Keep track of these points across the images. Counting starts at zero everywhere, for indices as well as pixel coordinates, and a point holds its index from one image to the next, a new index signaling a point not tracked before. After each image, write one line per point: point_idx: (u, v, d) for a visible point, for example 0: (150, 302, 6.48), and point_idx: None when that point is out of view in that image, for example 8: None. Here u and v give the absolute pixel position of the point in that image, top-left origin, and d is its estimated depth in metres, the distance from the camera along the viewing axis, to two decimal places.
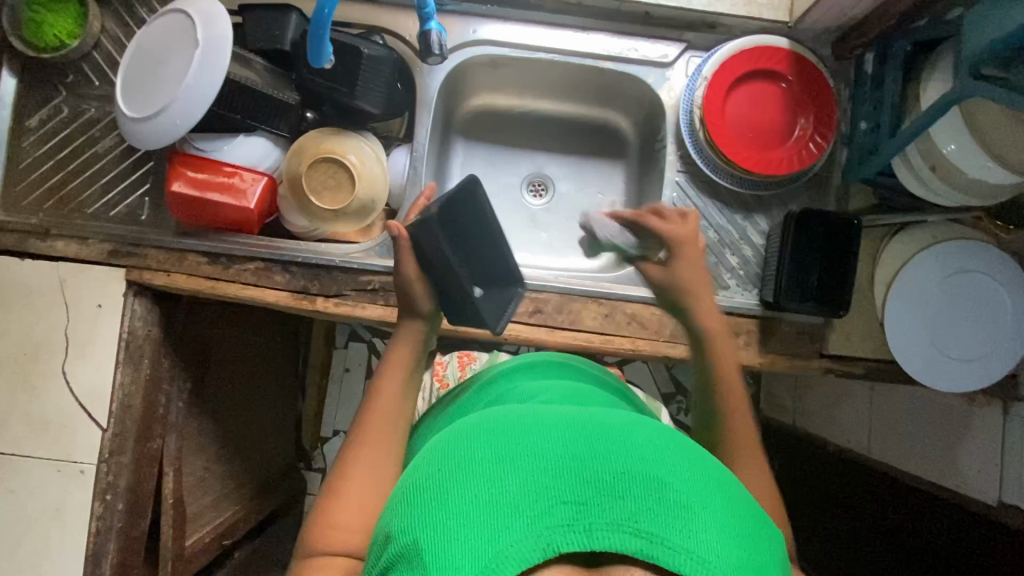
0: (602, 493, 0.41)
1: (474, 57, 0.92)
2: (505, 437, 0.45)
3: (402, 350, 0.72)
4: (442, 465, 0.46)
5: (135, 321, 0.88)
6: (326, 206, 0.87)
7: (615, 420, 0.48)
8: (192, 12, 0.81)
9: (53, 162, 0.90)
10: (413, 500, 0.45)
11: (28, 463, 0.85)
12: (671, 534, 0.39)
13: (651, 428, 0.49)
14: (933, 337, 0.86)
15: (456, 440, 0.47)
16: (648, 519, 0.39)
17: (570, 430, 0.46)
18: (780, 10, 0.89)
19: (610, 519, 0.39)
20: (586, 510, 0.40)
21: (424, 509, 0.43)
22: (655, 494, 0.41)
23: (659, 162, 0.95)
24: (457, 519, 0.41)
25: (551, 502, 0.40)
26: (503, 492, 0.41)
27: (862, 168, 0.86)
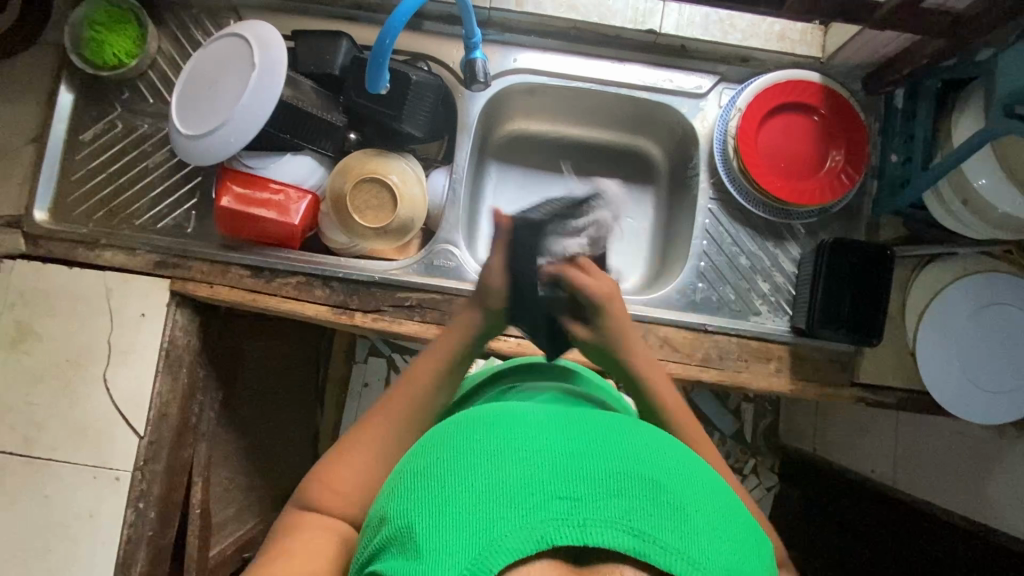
0: (599, 491, 0.41)
1: (513, 85, 0.95)
2: (506, 432, 0.46)
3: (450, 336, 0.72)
4: (441, 456, 0.47)
5: (176, 331, 0.90)
6: (368, 224, 0.90)
7: (612, 424, 0.49)
8: (249, 36, 0.84)
9: (105, 175, 0.93)
10: (411, 489, 0.45)
11: (65, 468, 0.86)
12: (664, 534, 0.39)
13: (648, 434, 0.49)
14: (964, 368, 0.86)
15: (457, 435, 0.48)
16: (641, 518, 0.40)
17: (570, 431, 0.47)
18: (812, 46, 0.93)
19: (605, 516, 0.40)
20: (581, 506, 0.40)
21: (421, 496, 0.44)
22: (649, 496, 0.42)
23: (691, 189, 0.97)
24: (453, 507, 0.41)
25: (547, 496, 0.41)
26: (500, 484, 0.42)
27: (894, 201, 0.88)
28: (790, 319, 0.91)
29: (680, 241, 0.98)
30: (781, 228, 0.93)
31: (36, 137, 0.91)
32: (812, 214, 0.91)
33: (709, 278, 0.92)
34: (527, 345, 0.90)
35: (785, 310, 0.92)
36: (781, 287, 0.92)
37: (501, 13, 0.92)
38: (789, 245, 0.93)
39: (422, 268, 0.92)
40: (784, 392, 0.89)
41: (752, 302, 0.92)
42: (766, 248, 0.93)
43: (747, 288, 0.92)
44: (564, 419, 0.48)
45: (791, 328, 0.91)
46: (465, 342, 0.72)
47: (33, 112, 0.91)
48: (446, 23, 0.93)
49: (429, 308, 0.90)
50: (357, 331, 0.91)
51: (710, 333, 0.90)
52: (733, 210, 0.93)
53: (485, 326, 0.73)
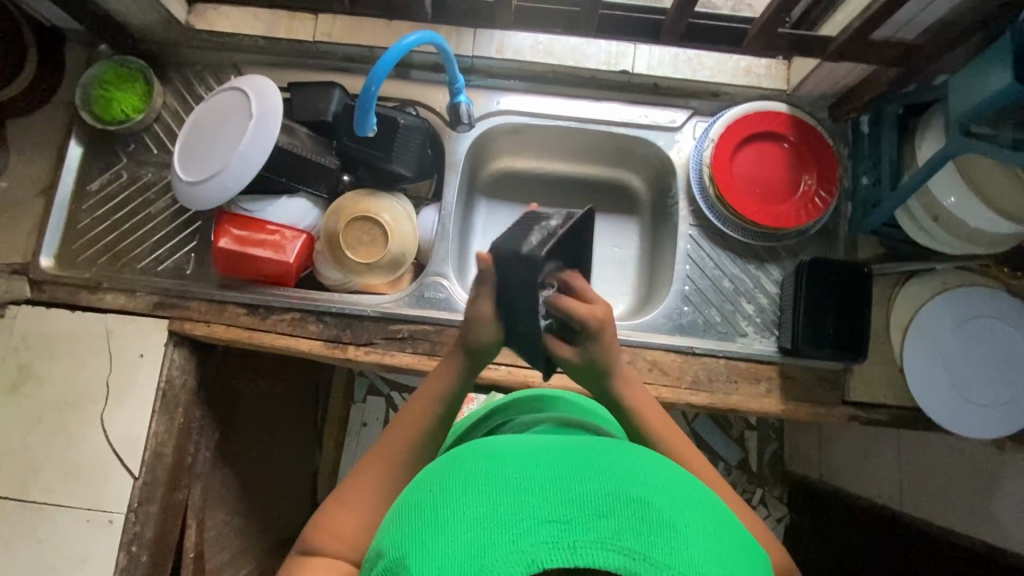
0: (589, 513, 0.41)
1: (497, 125, 1.00)
2: (498, 461, 0.46)
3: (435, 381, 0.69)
4: (436, 487, 0.47)
5: (173, 370, 0.91)
6: (359, 260, 0.93)
7: (604, 446, 0.49)
8: (246, 88, 0.90)
9: (109, 223, 0.97)
10: (407, 520, 0.45)
11: (58, 512, 0.86)
12: (654, 551, 0.39)
13: (638, 453, 0.50)
14: (954, 385, 0.86)
15: (450, 467, 0.48)
16: (631, 537, 0.39)
17: (559, 455, 0.47)
18: (777, 79, 0.98)
19: (595, 537, 0.39)
20: (571, 528, 0.40)
21: (415, 527, 0.44)
22: (639, 513, 0.41)
23: (672, 218, 1.00)
24: (446, 535, 0.41)
25: (536, 520, 0.40)
26: (492, 511, 0.42)
27: (867, 221, 0.91)
28: (777, 339, 0.92)
29: (665, 267, 1.01)
30: (761, 251, 0.96)
31: (46, 188, 0.96)
32: (790, 236, 0.94)
33: (695, 301, 0.94)
34: (518, 372, 0.91)
35: (771, 331, 0.93)
36: (765, 308, 0.94)
37: (483, 60, 0.98)
38: (770, 267, 0.95)
39: (413, 300, 0.94)
40: (776, 413, 0.89)
41: (738, 324, 0.93)
42: (748, 271, 0.95)
43: (733, 310, 0.94)
44: (555, 445, 0.49)
45: (779, 348, 0.92)
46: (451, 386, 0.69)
47: (44, 165, 0.97)
48: (433, 71, 0.99)
49: (421, 339, 0.92)
50: (351, 364, 0.93)
51: (698, 355, 0.91)
52: (713, 235, 0.96)
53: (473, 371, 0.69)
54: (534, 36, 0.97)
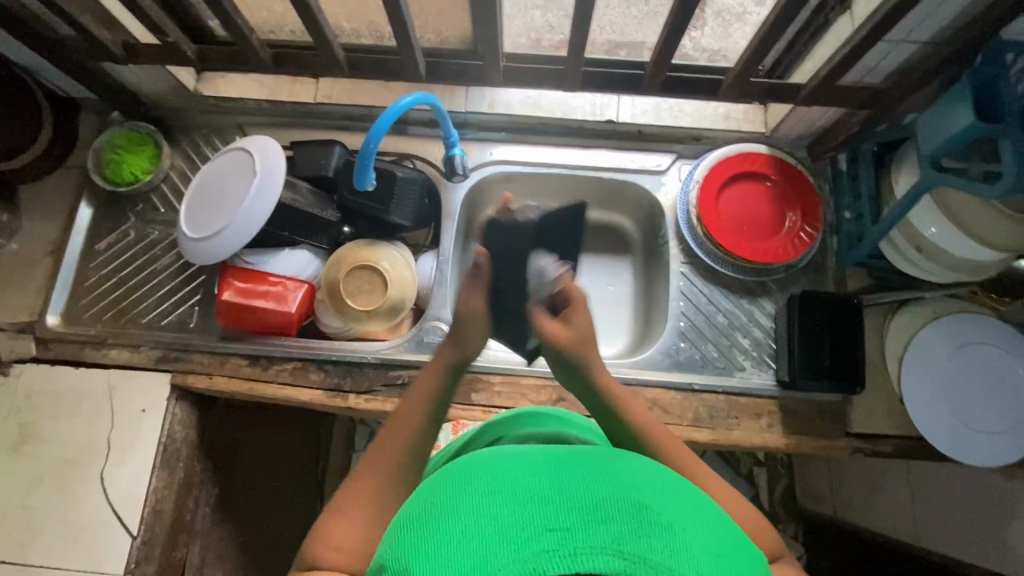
0: (588, 518, 0.40)
1: (491, 175, 1.04)
2: (497, 471, 0.46)
3: (428, 375, 0.68)
4: (435, 500, 0.46)
5: (175, 425, 0.92)
6: (359, 307, 0.95)
7: (599, 455, 0.49)
8: (249, 147, 0.94)
9: (115, 279, 0.99)
10: (406, 531, 0.44)
11: (55, 574, 0.85)
12: (654, 555, 0.38)
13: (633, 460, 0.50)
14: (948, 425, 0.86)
15: (449, 480, 0.48)
16: (631, 541, 0.39)
17: (556, 464, 0.47)
18: (756, 122, 1.03)
19: (596, 543, 0.39)
20: (572, 535, 0.39)
21: (413, 538, 0.43)
22: (639, 517, 0.41)
23: (663, 256, 1.03)
24: (448, 543, 0.41)
25: (537, 529, 0.40)
26: (492, 521, 0.41)
27: (852, 253, 0.93)
28: (775, 372, 0.93)
29: (660, 305, 1.02)
30: (753, 286, 0.98)
31: (55, 249, 0.99)
32: (779, 269, 0.96)
33: (691, 337, 0.96)
34: None
35: (768, 364, 0.94)
36: (761, 342, 0.95)
37: (475, 115, 1.03)
38: (762, 301, 0.97)
39: (413, 345, 0.96)
40: (779, 447, 0.89)
41: (735, 358, 0.94)
42: (741, 305, 0.97)
43: (728, 344, 0.95)
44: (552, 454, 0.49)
45: (776, 381, 0.92)
46: (448, 375, 0.68)
47: (54, 226, 1.00)
48: (428, 126, 1.04)
49: None
50: (350, 412, 0.94)
51: (698, 392, 0.92)
52: (705, 271, 0.99)
53: (465, 359, 0.69)
54: (522, 92, 1.04)
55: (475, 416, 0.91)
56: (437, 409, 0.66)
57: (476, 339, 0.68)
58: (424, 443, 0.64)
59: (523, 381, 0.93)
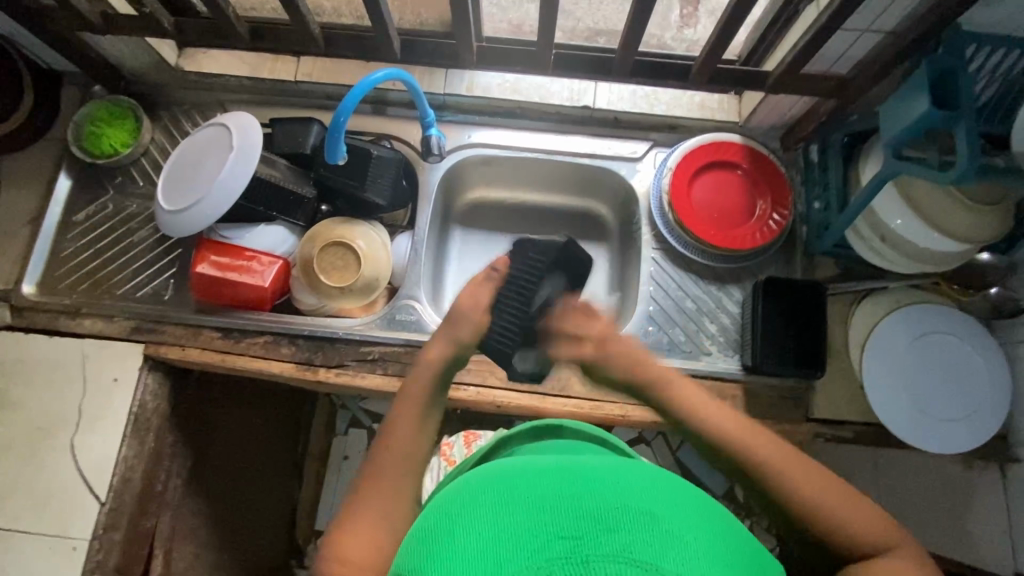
0: (600, 527, 0.41)
1: (468, 158, 1.05)
2: (515, 486, 0.48)
3: (418, 381, 0.71)
4: (454, 512, 0.47)
5: (146, 395, 0.93)
6: (334, 283, 0.96)
7: (615, 472, 0.51)
8: (227, 122, 0.95)
9: (92, 251, 1.00)
10: (425, 542, 0.46)
11: (23, 538, 0.86)
12: (666, 563, 0.39)
13: (647, 477, 0.51)
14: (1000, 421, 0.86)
15: (468, 494, 0.50)
16: (642, 550, 0.40)
17: (573, 479, 0.48)
18: (730, 112, 1.05)
19: (608, 551, 0.40)
20: (585, 543, 0.40)
21: (432, 547, 0.44)
22: (650, 528, 0.42)
23: (636, 242, 1.04)
24: (464, 556, 0.42)
25: (551, 536, 0.41)
26: (508, 531, 0.43)
27: (820, 242, 0.95)
28: (741, 358, 0.95)
29: (631, 290, 1.04)
30: (722, 273, 0.99)
31: (32, 219, 1.00)
32: (748, 257, 0.98)
33: (659, 321, 0.97)
34: (486, 393, 0.92)
35: (734, 349, 0.95)
36: (728, 327, 0.97)
37: (455, 98, 1.05)
38: (731, 288, 0.98)
39: (384, 323, 0.97)
40: None
41: (702, 343, 0.96)
42: (711, 292, 0.98)
43: (696, 329, 0.96)
44: (569, 471, 0.50)
45: (742, 367, 0.94)
46: (437, 376, 0.72)
47: (32, 196, 1.01)
48: (406, 108, 1.05)
49: (391, 361, 0.94)
50: (321, 387, 0.95)
51: None
52: (675, 257, 1.00)
53: (457, 357, 0.74)
54: (500, 76, 1.05)
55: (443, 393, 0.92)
56: (430, 410, 0.70)
57: (469, 335, 0.74)
58: (421, 440, 0.66)
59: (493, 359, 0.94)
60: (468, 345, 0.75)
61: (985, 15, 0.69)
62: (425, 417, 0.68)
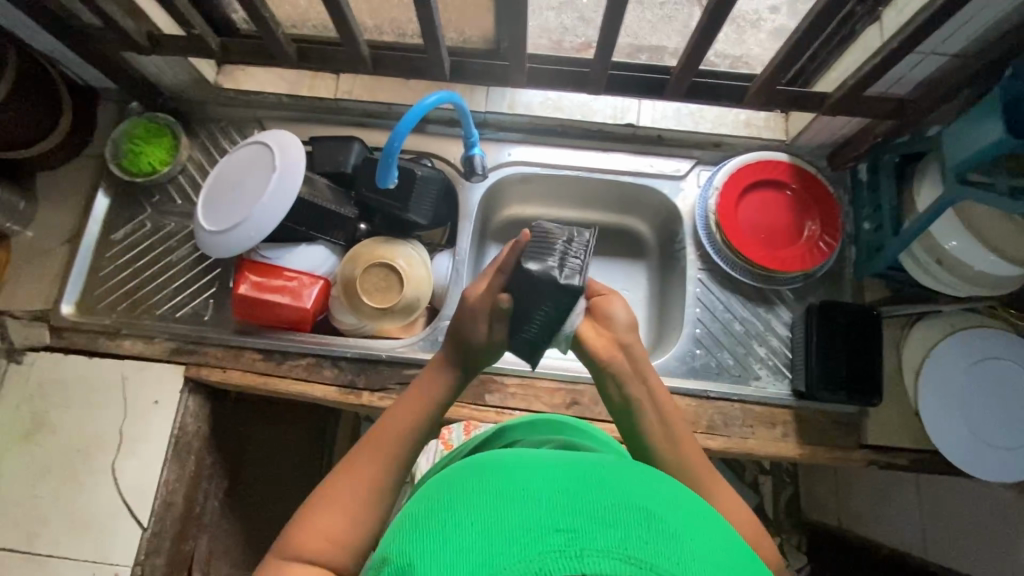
0: (596, 521, 0.39)
1: (508, 175, 1.04)
2: (506, 471, 0.45)
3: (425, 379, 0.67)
4: (442, 496, 0.45)
5: (187, 418, 0.92)
6: (376, 305, 0.95)
7: (603, 460, 0.48)
8: (269, 141, 0.93)
9: (131, 271, 0.99)
10: (411, 528, 0.43)
11: (65, 564, 0.85)
12: (661, 562, 0.37)
13: (637, 466, 0.49)
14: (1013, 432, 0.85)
15: (456, 479, 0.47)
16: (638, 547, 0.38)
17: (567, 467, 0.46)
18: (776, 130, 1.02)
19: (603, 547, 0.37)
20: (579, 537, 0.38)
21: (420, 533, 0.42)
22: (646, 524, 0.40)
23: (680, 262, 1.03)
24: (448, 543, 0.40)
25: (543, 528, 0.39)
26: (497, 519, 0.40)
27: (872, 264, 0.93)
28: (791, 382, 0.93)
29: (674, 311, 1.02)
30: (770, 294, 0.97)
31: (71, 238, 0.99)
32: (797, 279, 0.96)
33: (706, 344, 0.95)
34: None
35: (784, 374, 0.93)
36: (777, 351, 0.95)
37: (496, 115, 1.03)
38: (779, 310, 0.97)
39: (427, 345, 0.95)
40: (793, 457, 0.89)
41: (750, 367, 0.94)
42: (758, 313, 0.96)
43: (744, 352, 0.94)
44: (558, 457, 0.48)
45: (793, 391, 0.92)
46: (445, 377, 0.66)
47: (71, 215, 1.00)
48: (447, 126, 1.04)
49: None
50: (363, 410, 0.94)
51: (712, 399, 0.91)
52: (721, 278, 0.98)
53: (469, 360, 0.67)
54: (542, 94, 1.03)
55: (489, 417, 0.91)
56: (430, 409, 0.65)
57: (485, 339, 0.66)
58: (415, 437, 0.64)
59: (537, 383, 0.93)
60: (481, 349, 0.67)
61: None
62: (424, 415, 0.65)
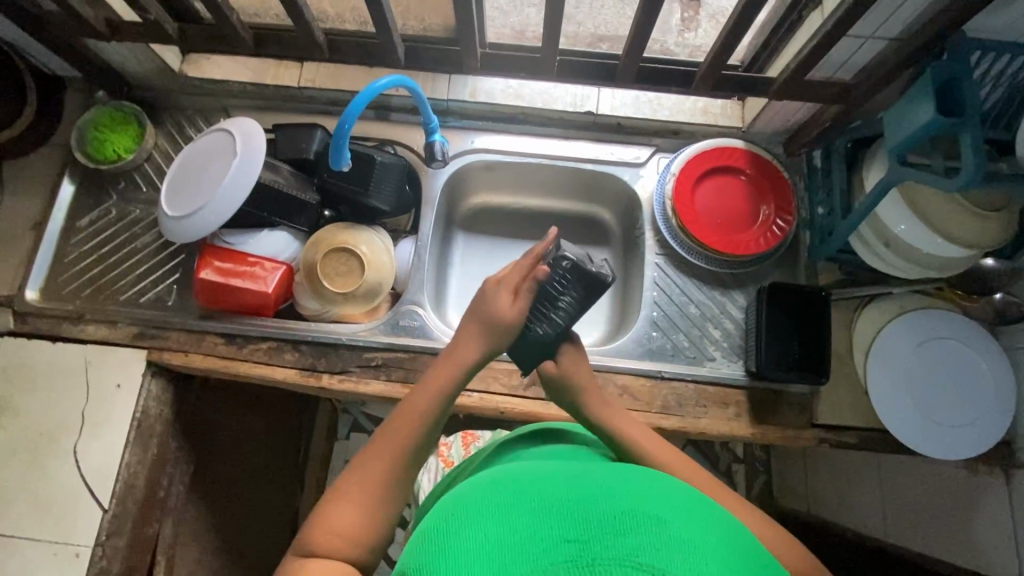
0: (605, 531, 0.42)
1: (471, 163, 1.05)
2: (522, 488, 0.48)
3: (445, 369, 0.64)
4: (459, 511, 0.48)
5: (149, 401, 0.93)
6: (337, 289, 0.96)
7: (614, 475, 0.51)
8: (231, 129, 0.95)
9: (95, 257, 1.00)
10: (428, 542, 0.46)
11: (26, 545, 0.86)
12: (673, 568, 0.40)
13: (649, 481, 0.51)
14: (1007, 415, 0.85)
15: (472, 494, 0.50)
16: (648, 553, 0.40)
17: (577, 482, 0.48)
18: (734, 118, 1.04)
19: (612, 555, 0.40)
20: (588, 547, 0.41)
21: (438, 547, 0.44)
22: (655, 530, 0.43)
23: (639, 248, 1.04)
24: (466, 555, 0.42)
25: (557, 540, 0.42)
26: (511, 532, 0.43)
27: (823, 248, 0.95)
28: (745, 364, 0.94)
29: (634, 296, 1.04)
30: (727, 278, 0.99)
31: (36, 225, 1.00)
32: (752, 262, 0.98)
33: (663, 326, 0.97)
34: (491, 399, 0.92)
35: (739, 355, 0.95)
36: (732, 333, 0.96)
37: (458, 103, 1.04)
38: (735, 293, 0.98)
39: (388, 328, 0.97)
40: (747, 436, 0.90)
41: (706, 349, 0.96)
42: (714, 297, 0.98)
43: (699, 335, 0.96)
44: (571, 474, 0.50)
45: (747, 372, 0.94)
46: (464, 369, 0.65)
47: (35, 202, 1.01)
48: (410, 113, 1.05)
49: (395, 367, 0.94)
50: (324, 393, 0.95)
51: (667, 380, 0.93)
52: (678, 263, 1.00)
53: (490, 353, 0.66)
54: (504, 82, 1.05)
55: None
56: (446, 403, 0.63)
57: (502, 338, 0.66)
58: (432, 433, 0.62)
59: (497, 366, 0.94)
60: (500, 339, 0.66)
61: (989, 21, 0.69)
62: (442, 407, 0.63)
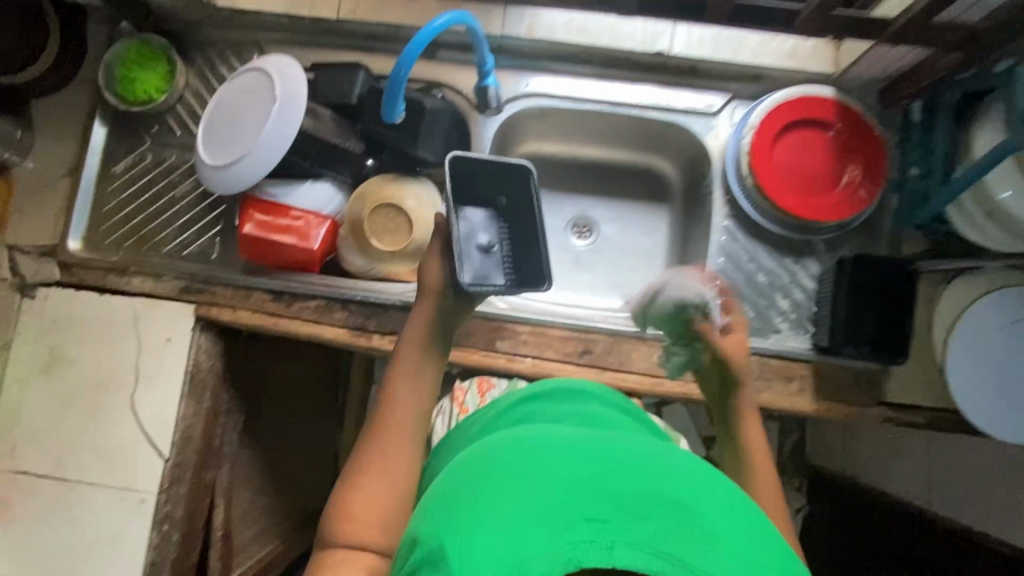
0: (630, 515, 0.39)
1: (526, 108, 0.96)
2: (539, 455, 0.45)
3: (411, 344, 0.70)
4: (476, 476, 0.45)
5: (200, 355, 0.92)
6: (385, 248, 0.91)
7: (634, 443, 0.48)
8: (269, 69, 0.87)
9: (134, 206, 0.96)
10: (441, 509, 0.43)
11: (94, 490, 0.89)
12: (697, 557, 0.37)
13: (671, 453, 0.48)
14: None
15: (486, 459, 0.46)
16: (673, 541, 0.38)
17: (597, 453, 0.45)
18: (824, 62, 0.93)
19: (634, 538, 0.38)
20: (610, 527, 0.38)
21: (451, 515, 0.42)
22: (679, 515, 0.40)
23: (704, 208, 0.97)
24: (478, 525, 0.39)
25: (575, 517, 0.39)
26: (527, 504, 0.40)
27: (913, 215, 0.86)
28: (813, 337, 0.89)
29: (696, 259, 0.97)
30: (801, 244, 0.92)
31: (71, 170, 0.96)
32: (831, 229, 0.90)
33: None
34: (543, 365, 0.90)
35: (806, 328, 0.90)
36: (801, 304, 0.91)
37: (513, 40, 0.94)
38: (808, 261, 0.92)
39: None
40: (809, 412, 0.87)
41: (772, 320, 0.91)
42: (784, 264, 0.92)
43: (766, 305, 0.91)
44: (590, 441, 0.47)
45: (814, 346, 0.89)
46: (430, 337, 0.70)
47: (68, 145, 0.96)
48: (459, 52, 0.96)
49: None
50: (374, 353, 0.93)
51: None
52: (748, 226, 0.93)
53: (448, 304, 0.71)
54: (566, 14, 0.94)
55: (500, 362, 0.90)
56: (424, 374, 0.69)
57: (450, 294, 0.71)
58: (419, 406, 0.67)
59: (550, 331, 0.91)
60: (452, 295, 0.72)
61: None
62: (421, 380, 0.68)
